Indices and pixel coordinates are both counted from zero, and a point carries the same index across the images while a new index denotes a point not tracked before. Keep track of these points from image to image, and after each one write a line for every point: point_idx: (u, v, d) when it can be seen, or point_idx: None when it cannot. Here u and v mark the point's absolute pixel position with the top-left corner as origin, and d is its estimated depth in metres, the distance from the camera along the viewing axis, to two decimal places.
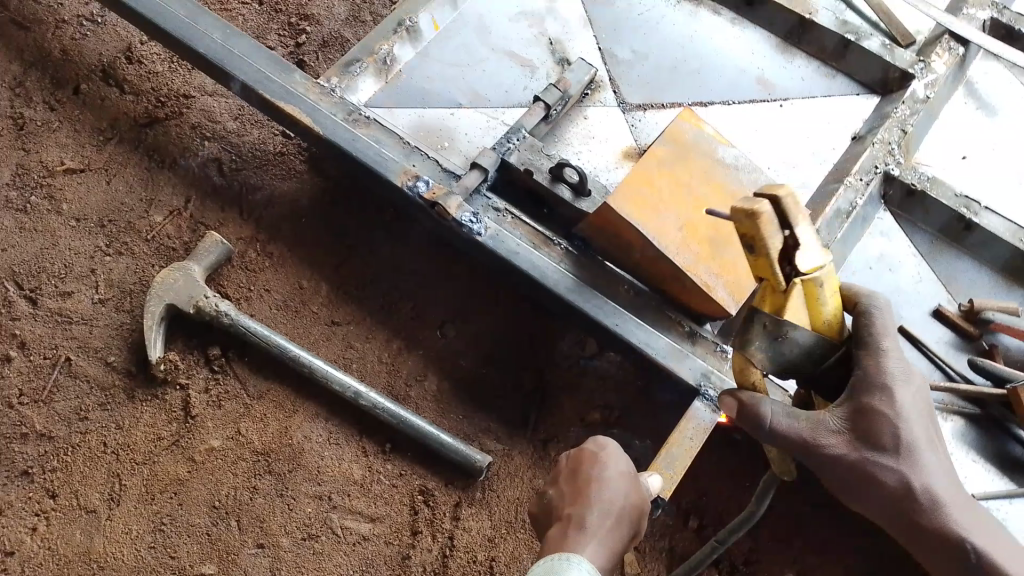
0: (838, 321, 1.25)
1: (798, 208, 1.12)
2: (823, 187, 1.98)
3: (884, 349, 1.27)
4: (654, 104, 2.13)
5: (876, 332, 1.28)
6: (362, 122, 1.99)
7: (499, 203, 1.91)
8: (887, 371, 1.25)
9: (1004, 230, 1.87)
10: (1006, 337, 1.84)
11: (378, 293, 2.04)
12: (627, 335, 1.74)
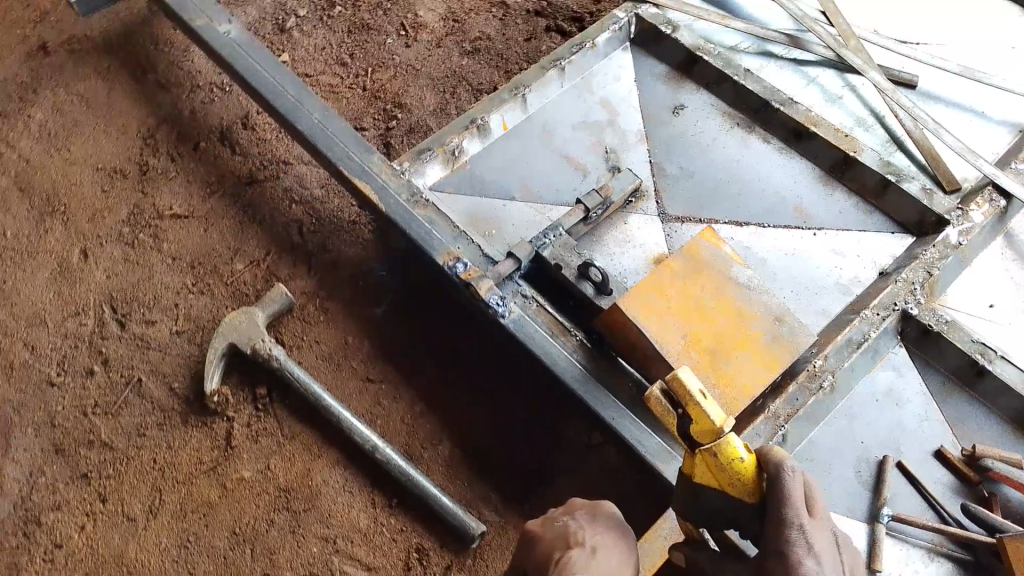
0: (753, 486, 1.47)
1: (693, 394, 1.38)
2: (839, 317, 2.05)
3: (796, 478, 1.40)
4: (692, 218, 2.27)
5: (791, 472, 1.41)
6: (422, 204, 2.22)
7: (528, 290, 2.09)
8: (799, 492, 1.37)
9: (1021, 381, 1.89)
10: (1008, 488, 1.84)
11: (413, 358, 2.23)
12: (621, 429, 1.86)
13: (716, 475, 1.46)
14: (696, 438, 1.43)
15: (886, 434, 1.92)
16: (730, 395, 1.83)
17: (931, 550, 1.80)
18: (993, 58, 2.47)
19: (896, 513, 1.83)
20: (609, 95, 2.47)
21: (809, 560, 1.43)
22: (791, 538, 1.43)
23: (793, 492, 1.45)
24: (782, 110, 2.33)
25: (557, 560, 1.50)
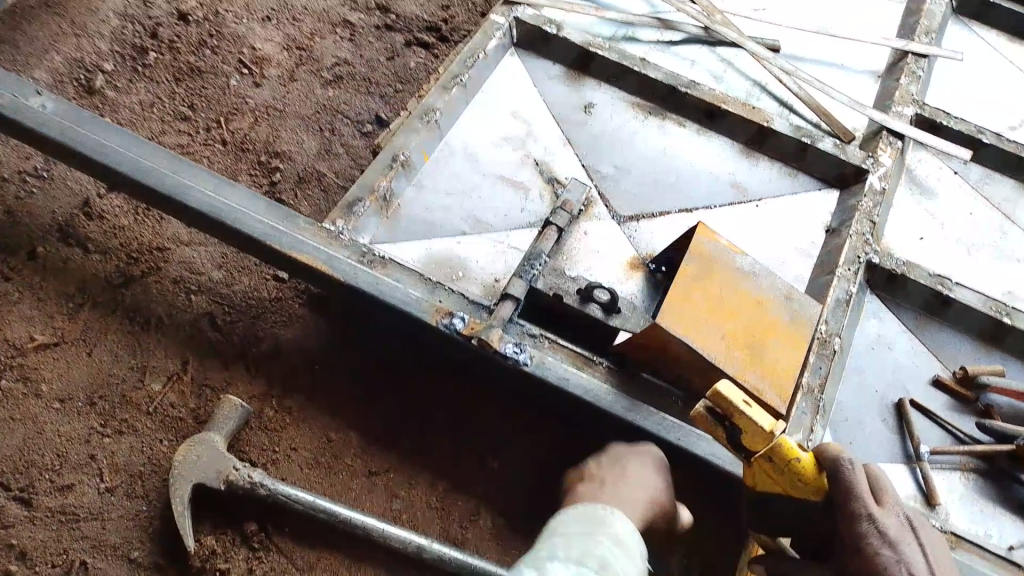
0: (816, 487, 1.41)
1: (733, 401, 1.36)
2: (814, 281, 2.15)
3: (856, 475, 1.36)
4: (645, 214, 2.22)
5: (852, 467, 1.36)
6: (377, 263, 1.94)
7: (533, 327, 1.91)
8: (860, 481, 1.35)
9: (978, 302, 2.09)
10: (997, 396, 2.03)
11: (411, 434, 1.94)
12: (693, 447, 1.76)
13: (779, 480, 1.41)
14: (747, 447, 1.40)
15: (892, 378, 2.05)
16: (778, 382, 1.83)
17: (963, 471, 1.94)
18: (830, 17, 2.73)
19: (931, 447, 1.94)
20: (517, 107, 2.35)
21: (887, 550, 1.34)
22: (863, 530, 1.35)
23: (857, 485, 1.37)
24: (690, 93, 2.35)
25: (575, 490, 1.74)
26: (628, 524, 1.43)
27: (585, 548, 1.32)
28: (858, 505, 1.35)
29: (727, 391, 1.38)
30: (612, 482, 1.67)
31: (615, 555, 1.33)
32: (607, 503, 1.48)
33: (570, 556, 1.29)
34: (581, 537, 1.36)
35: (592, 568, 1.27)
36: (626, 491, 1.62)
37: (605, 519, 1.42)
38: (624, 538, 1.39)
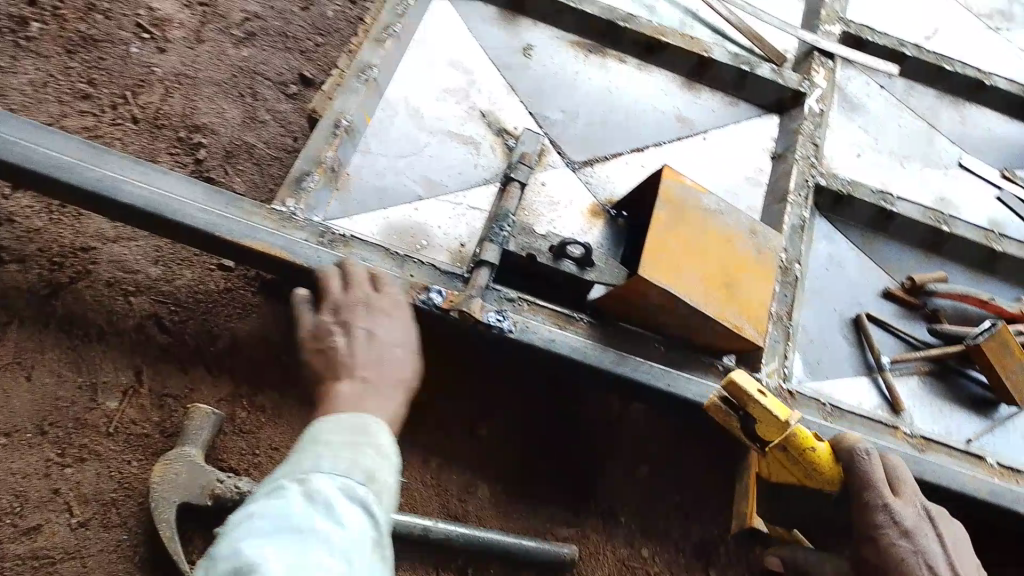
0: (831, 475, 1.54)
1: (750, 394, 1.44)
2: (768, 209, 2.16)
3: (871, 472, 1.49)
4: (598, 158, 2.18)
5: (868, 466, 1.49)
6: (339, 242, 1.83)
7: (510, 292, 1.84)
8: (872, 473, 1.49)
9: (919, 214, 2.18)
10: (939, 299, 2.12)
11: (395, 414, 1.85)
12: (683, 391, 1.79)
13: (794, 467, 1.53)
14: (763, 438, 1.49)
15: (847, 296, 2.10)
16: (755, 317, 1.85)
17: (920, 376, 2.01)
18: None
19: (891, 357, 2.02)
20: (455, 56, 2.25)
21: (902, 540, 1.45)
22: (878, 522, 1.46)
23: (872, 474, 1.49)
24: (630, 27, 2.32)
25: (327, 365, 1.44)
26: (388, 433, 1.19)
27: (351, 454, 1.10)
28: (874, 495, 1.48)
29: (745, 383, 1.47)
30: (376, 377, 1.42)
31: (381, 472, 1.10)
32: (359, 411, 1.20)
33: (339, 467, 1.05)
34: (350, 447, 1.11)
35: (360, 482, 1.05)
36: (394, 317, 1.58)
37: (369, 429, 1.16)
38: (380, 442, 1.15)
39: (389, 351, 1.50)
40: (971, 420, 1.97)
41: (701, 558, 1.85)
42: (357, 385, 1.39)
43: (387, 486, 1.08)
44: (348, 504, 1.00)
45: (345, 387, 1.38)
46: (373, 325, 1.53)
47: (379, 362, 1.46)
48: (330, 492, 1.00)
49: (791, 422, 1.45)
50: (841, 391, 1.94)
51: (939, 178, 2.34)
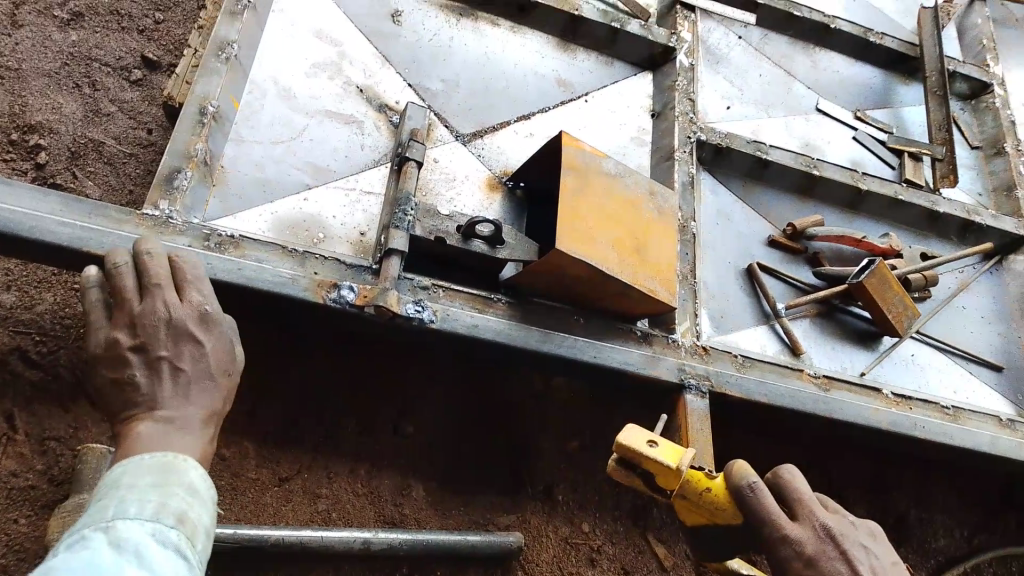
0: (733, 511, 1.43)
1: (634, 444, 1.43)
2: (656, 167, 2.19)
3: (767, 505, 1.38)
4: (487, 129, 2.11)
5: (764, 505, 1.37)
6: (228, 244, 1.62)
7: (423, 279, 1.74)
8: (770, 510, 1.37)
9: (792, 161, 2.30)
10: (818, 242, 2.27)
11: (313, 424, 1.75)
12: (608, 361, 1.78)
13: (701, 511, 1.46)
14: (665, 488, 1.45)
15: (738, 248, 2.18)
16: (665, 279, 1.86)
17: (810, 318, 2.16)
18: None
19: (784, 304, 2.13)
20: (320, 25, 2.07)
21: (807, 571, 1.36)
22: (783, 555, 1.36)
23: (768, 505, 1.38)
24: None
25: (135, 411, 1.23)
26: (197, 466, 1.20)
27: (159, 496, 1.08)
28: (773, 531, 1.37)
29: (632, 440, 1.44)
30: (182, 418, 1.24)
31: (192, 512, 1.11)
32: (162, 450, 1.17)
33: (146, 512, 1.04)
34: (160, 488, 1.10)
35: (170, 525, 1.05)
36: (201, 346, 1.30)
37: (174, 467, 1.14)
38: (198, 489, 1.15)
39: (182, 396, 1.26)
40: (861, 354, 2.16)
41: (636, 523, 1.90)
42: (159, 427, 1.22)
43: (200, 524, 1.10)
44: (159, 550, 1.01)
45: (143, 429, 1.20)
46: (177, 354, 1.27)
47: (182, 400, 1.26)
48: (140, 538, 1.00)
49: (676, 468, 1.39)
50: (746, 340, 2.04)
51: (801, 123, 2.50)
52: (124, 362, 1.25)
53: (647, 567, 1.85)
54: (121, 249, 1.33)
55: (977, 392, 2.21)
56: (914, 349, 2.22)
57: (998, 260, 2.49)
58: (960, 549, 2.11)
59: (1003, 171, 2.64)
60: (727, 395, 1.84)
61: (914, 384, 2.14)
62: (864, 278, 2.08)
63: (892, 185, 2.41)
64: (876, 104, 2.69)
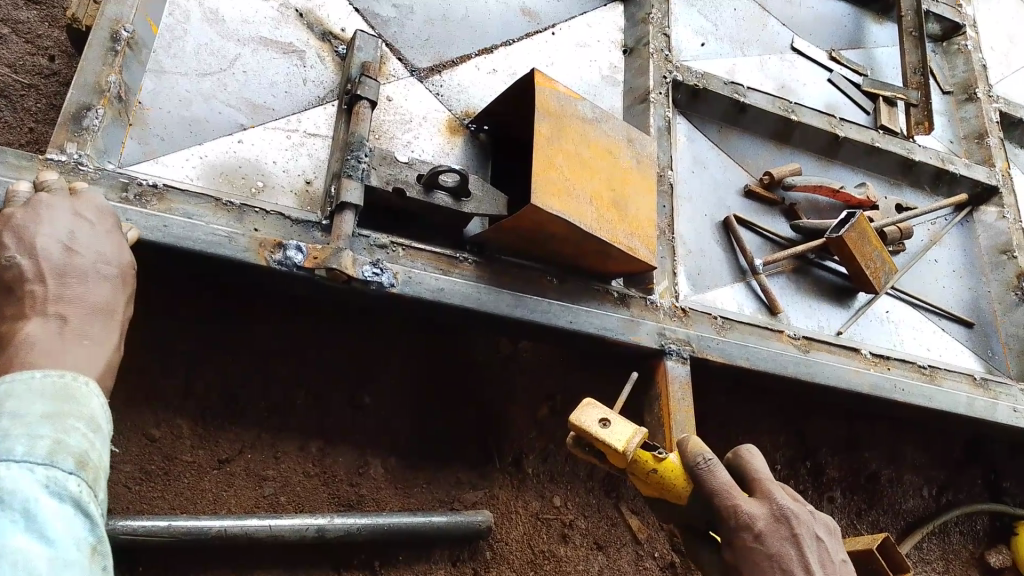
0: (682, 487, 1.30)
1: (586, 423, 1.25)
2: (629, 110, 2.01)
3: (713, 475, 1.28)
4: (445, 63, 1.88)
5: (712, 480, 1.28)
6: (150, 196, 1.38)
7: (380, 236, 1.54)
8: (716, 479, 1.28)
9: (768, 105, 2.16)
10: (794, 193, 2.14)
11: (256, 399, 1.54)
12: (585, 327, 1.63)
13: (649, 487, 1.32)
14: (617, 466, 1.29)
15: (714, 198, 2.04)
16: (644, 235, 1.71)
17: (787, 274, 2.04)
18: None
19: (763, 259, 1.98)
20: None
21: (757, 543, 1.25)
22: (733, 523, 1.26)
23: (720, 481, 1.28)
24: None
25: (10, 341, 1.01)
26: (100, 393, 1.00)
27: (53, 430, 0.88)
28: (723, 500, 1.27)
29: (586, 420, 1.26)
30: (80, 317, 1.06)
31: (91, 452, 0.92)
32: (60, 367, 0.97)
33: (36, 453, 0.84)
34: (56, 419, 0.90)
35: (68, 471, 0.86)
36: (92, 229, 1.14)
37: (71, 394, 0.95)
38: (99, 422, 0.96)
39: (78, 285, 1.08)
40: (838, 311, 2.05)
41: (609, 494, 1.79)
42: (51, 326, 1.03)
43: (102, 469, 0.91)
44: (51, 505, 0.82)
45: (31, 327, 1.01)
46: (60, 269, 1.08)
47: (78, 295, 1.07)
48: (28, 490, 0.81)
49: (625, 454, 1.22)
50: (723, 299, 1.91)
51: (778, 62, 2.35)
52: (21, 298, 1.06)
53: (621, 540, 1.74)
54: (18, 192, 1.19)
55: (947, 349, 2.16)
56: (887, 305, 2.14)
57: (968, 211, 2.43)
58: (925, 511, 2.10)
59: (974, 118, 2.57)
60: (709, 360, 1.71)
61: (889, 342, 2.07)
62: (846, 231, 1.96)
63: (869, 131, 2.30)
64: (850, 44, 2.56)
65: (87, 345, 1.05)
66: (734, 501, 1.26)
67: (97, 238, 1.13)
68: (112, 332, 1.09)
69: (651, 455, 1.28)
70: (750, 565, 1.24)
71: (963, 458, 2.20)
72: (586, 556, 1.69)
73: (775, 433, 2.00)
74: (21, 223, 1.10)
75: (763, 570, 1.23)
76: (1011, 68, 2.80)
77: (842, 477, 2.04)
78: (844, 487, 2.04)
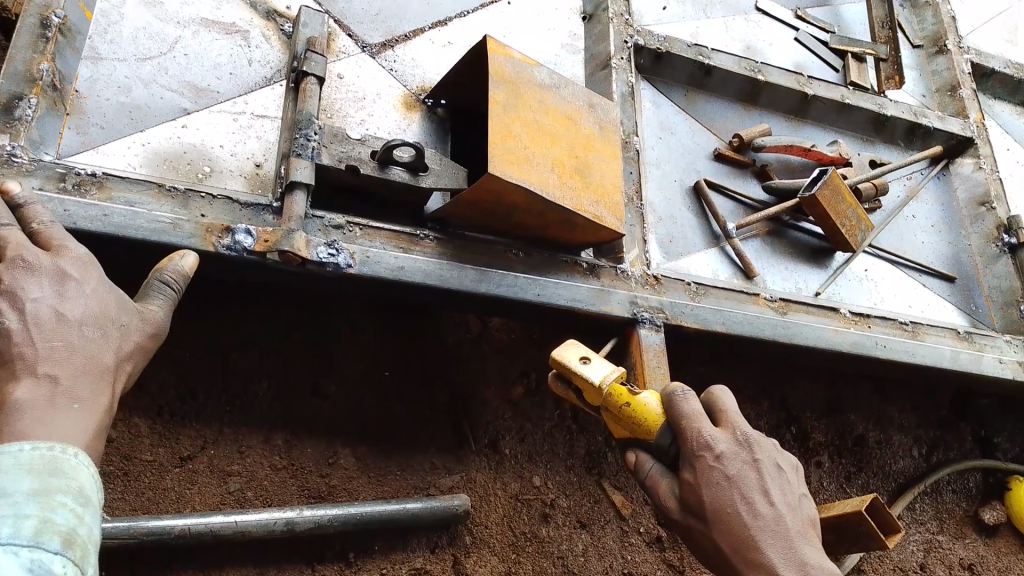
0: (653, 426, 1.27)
1: (563, 356, 1.30)
2: (591, 77, 1.95)
3: (685, 399, 1.23)
4: (397, 38, 1.83)
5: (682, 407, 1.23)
6: (90, 186, 1.33)
7: (336, 217, 1.49)
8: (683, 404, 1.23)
9: (734, 65, 2.11)
10: (765, 154, 2.09)
11: (216, 392, 1.49)
12: (554, 299, 1.58)
13: (622, 426, 1.30)
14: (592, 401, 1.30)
15: (683, 162, 1.99)
16: (610, 202, 1.66)
17: (761, 237, 1.99)
18: None
19: (735, 224, 1.92)
20: None
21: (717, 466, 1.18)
22: (694, 446, 1.20)
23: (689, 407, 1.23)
24: None
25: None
26: (88, 461, 0.99)
27: (40, 508, 0.89)
28: (690, 424, 1.21)
29: (566, 356, 1.30)
30: (71, 377, 1.01)
31: (80, 528, 0.92)
32: (48, 440, 0.95)
33: (22, 534, 0.85)
34: (42, 495, 0.90)
35: (55, 551, 0.87)
36: (80, 287, 1.08)
37: (63, 465, 0.95)
38: (89, 494, 0.96)
39: (62, 348, 1.02)
40: (814, 273, 2.01)
41: (590, 471, 1.74)
42: (41, 389, 0.99)
43: (89, 544, 0.92)
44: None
45: (20, 392, 0.97)
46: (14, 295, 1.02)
47: (68, 353, 1.02)
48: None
49: (597, 386, 1.25)
50: (697, 265, 1.86)
51: (742, 23, 2.29)
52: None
53: (605, 517, 1.70)
54: None
55: (929, 305, 2.12)
56: (866, 265, 2.10)
57: (944, 164, 2.39)
58: (917, 471, 2.07)
59: (945, 70, 2.53)
60: (684, 327, 1.67)
61: (869, 301, 2.03)
62: (820, 190, 1.91)
63: (839, 88, 2.26)
64: (815, 2, 2.51)
65: (78, 409, 1.01)
66: (700, 422, 1.21)
67: (80, 293, 1.07)
68: (100, 389, 1.04)
69: (627, 391, 1.27)
70: (710, 486, 1.17)
71: (951, 415, 2.16)
72: (570, 535, 1.64)
73: (758, 398, 1.96)
74: (6, 279, 1.03)
75: (722, 491, 1.17)
76: (981, 19, 2.75)
77: (828, 442, 2.01)
78: (830, 451, 2.01)
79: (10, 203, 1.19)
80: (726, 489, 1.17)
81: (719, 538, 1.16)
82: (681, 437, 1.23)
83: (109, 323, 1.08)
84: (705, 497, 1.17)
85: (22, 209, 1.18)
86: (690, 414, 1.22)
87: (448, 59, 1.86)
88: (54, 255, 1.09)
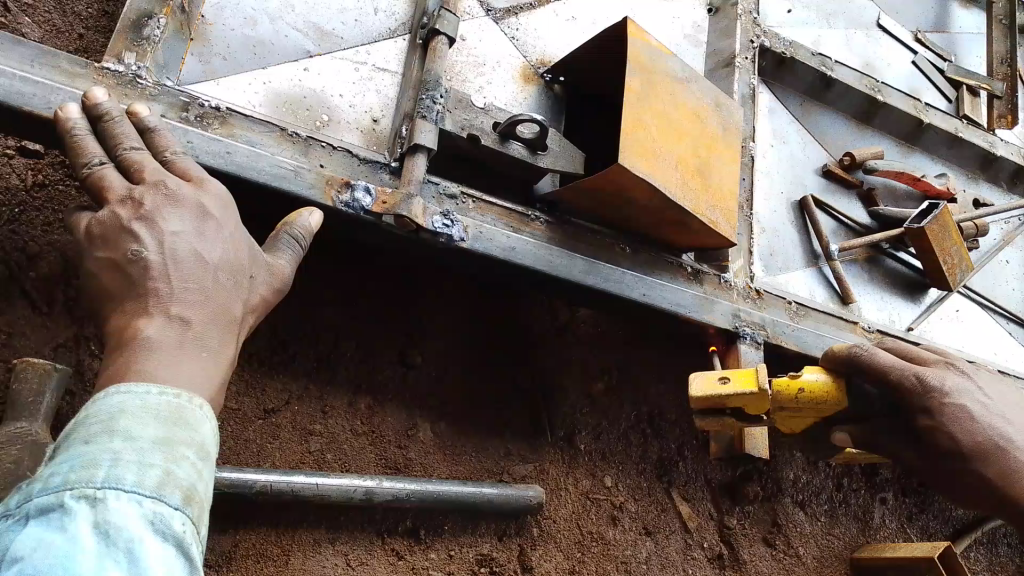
0: (831, 395, 1.34)
1: (707, 385, 1.37)
2: (711, 73, 1.88)
3: (873, 355, 1.33)
4: (523, 6, 1.75)
5: (880, 365, 1.33)
6: (213, 119, 1.26)
7: (451, 185, 1.42)
8: (882, 363, 1.32)
9: (856, 81, 2.04)
10: (872, 176, 2.02)
11: (306, 346, 1.44)
12: (660, 302, 1.52)
13: (802, 414, 1.36)
14: (760, 411, 1.36)
15: (791, 174, 1.92)
16: (726, 208, 1.59)
17: (859, 263, 1.92)
18: None
19: (839, 245, 1.84)
20: None
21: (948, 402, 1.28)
22: (928, 387, 1.29)
23: (883, 360, 1.32)
24: None
25: (126, 327, 0.96)
26: (211, 415, 0.94)
27: (163, 458, 0.83)
28: (898, 373, 1.31)
29: (705, 388, 1.37)
30: (202, 323, 0.99)
31: (199, 484, 0.86)
32: (175, 386, 0.91)
33: (145, 484, 0.80)
34: (166, 444, 0.85)
35: (174, 506, 0.81)
36: (218, 228, 1.06)
37: (188, 416, 0.90)
38: (210, 449, 0.90)
39: (198, 290, 1.00)
40: (904, 309, 1.94)
41: (661, 478, 1.69)
42: (173, 329, 0.96)
43: (206, 503, 0.86)
44: (154, 544, 0.77)
45: (151, 329, 0.95)
46: (155, 223, 1.01)
47: (200, 297, 1.00)
48: (134, 529, 0.76)
49: (762, 390, 1.31)
50: (795, 284, 1.80)
51: (864, 37, 2.21)
52: (130, 236, 0.99)
53: (670, 527, 1.64)
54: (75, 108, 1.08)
55: (1014, 355, 2.06)
56: (957, 307, 2.04)
57: None
58: (976, 520, 2.02)
59: None
60: (783, 347, 1.63)
61: (957, 345, 1.97)
62: (930, 224, 1.83)
63: (953, 120, 2.18)
64: (934, 27, 2.42)
65: (205, 357, 0.98)
66: (906, 368, 1.31)
67: (213, 229, 1.05)
68: (227, 339, 1.01)
69: (787, 380, 1.33)
70: (953, 420, 1.27)
71: None
72: (635, 541, 1.59)
73: None
74: (148, 204, 1.02)
75: (962, 420, 1.27)
76: None
77: (895, 479, 1.96)
78: (896, 489, 1.97)
79: (139, 125, 1.13)
80: (973, 425, 1.27)
81: (985, 467, 1.27)
82: (896, 393, 1.32)
83: (242, 273, 1.06)
84: (952, 432, 1.27)
85: (152, 134, 1.13)
86: (882, 364, 1.32)
87: (570, 35, 1.79)
88: (196, 188, 1.08)
